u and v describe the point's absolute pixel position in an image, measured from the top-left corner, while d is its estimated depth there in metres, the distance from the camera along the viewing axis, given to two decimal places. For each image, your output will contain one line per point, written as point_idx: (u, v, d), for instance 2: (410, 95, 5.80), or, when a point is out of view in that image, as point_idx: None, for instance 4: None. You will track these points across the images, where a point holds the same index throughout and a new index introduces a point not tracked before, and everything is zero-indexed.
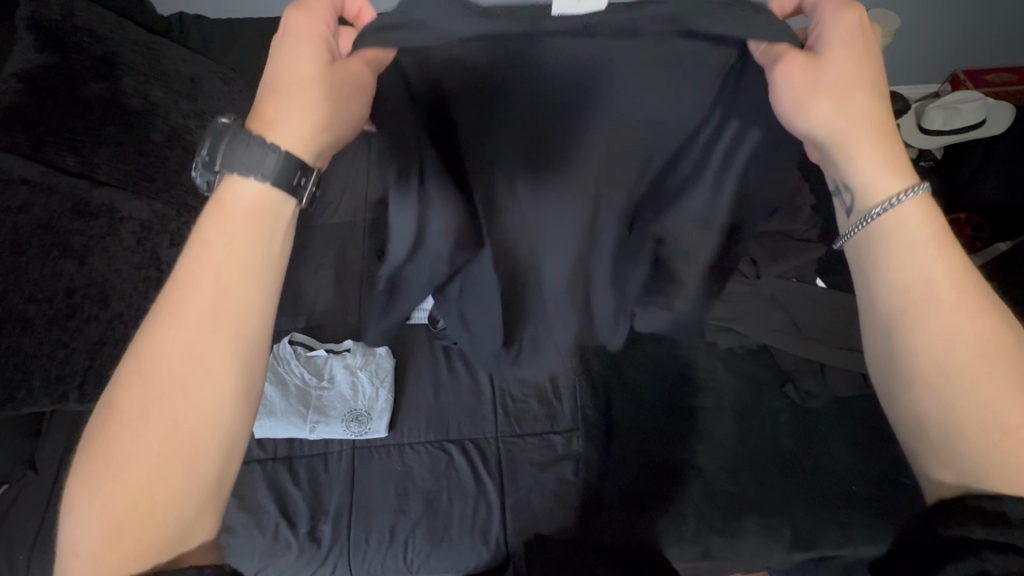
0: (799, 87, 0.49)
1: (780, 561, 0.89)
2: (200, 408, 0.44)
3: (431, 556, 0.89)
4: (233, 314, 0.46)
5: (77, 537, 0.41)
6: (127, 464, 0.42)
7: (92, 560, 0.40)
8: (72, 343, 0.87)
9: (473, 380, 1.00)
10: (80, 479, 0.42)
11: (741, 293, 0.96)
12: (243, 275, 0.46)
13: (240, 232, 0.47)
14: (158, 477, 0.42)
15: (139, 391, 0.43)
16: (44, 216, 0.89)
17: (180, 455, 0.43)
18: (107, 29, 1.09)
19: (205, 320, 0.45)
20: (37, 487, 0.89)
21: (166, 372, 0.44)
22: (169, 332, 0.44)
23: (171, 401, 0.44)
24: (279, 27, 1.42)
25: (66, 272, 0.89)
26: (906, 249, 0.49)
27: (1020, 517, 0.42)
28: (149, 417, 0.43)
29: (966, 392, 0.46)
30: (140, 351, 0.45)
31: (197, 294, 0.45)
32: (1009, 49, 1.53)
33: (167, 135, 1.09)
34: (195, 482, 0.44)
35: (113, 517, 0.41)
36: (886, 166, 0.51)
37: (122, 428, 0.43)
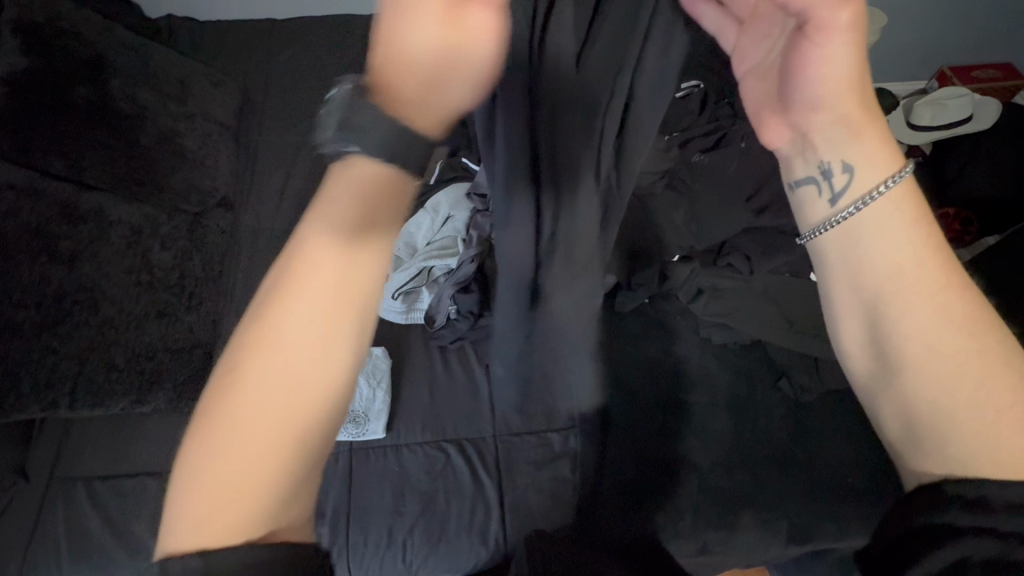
0: (839, 61, 0.45)
1: (777, 553, 0.90)
2: (308, 406, 0.40)
3: (430, 556, 0.88)
4: (356, 291, 0.41)
5: (186, 505, 0.39)
6: (236, 441, 0.39)
7: (202, 527, 0.39)
8: (61, 349, 0.86)
9: (469, 380, 1.00)
10: (192, 447, 0.39)
11: (733, 289, 0.96)
12: (371, 250, 0.40)
13: (362, 198, 0.39)
14: (267, 464, 0.39)
15: (258, 364, 0.39)
16: (32, 221, 0.88)
17: (291, 437, 0.40)
18: (94, 33, 1.08)
19: (328, 294, 0.40)
20: (29, 495, 0.88)
21: (286, 346, 0.40)
22: (291, 302, 0.40)
23: (276, 397, 0.39)
24: (268, 28, 1.41)
25: (55, 278, 0.88)
26: (894, 242, 0.49)
27: (1000, 501, 0.45)
28: (252, 412, 0.39)
29: (954, 381, 0.48)
30: (257, 324, 0.40)
31: (323, 271, 0.40)
32: (992, 46, 1.55)
33: (157, 137, 1.08)
34: (302, 463, 0.41)
35: (224, 491, 0.39)
36: (878, 154, 0.50)
37: (236, 400, 0.39)
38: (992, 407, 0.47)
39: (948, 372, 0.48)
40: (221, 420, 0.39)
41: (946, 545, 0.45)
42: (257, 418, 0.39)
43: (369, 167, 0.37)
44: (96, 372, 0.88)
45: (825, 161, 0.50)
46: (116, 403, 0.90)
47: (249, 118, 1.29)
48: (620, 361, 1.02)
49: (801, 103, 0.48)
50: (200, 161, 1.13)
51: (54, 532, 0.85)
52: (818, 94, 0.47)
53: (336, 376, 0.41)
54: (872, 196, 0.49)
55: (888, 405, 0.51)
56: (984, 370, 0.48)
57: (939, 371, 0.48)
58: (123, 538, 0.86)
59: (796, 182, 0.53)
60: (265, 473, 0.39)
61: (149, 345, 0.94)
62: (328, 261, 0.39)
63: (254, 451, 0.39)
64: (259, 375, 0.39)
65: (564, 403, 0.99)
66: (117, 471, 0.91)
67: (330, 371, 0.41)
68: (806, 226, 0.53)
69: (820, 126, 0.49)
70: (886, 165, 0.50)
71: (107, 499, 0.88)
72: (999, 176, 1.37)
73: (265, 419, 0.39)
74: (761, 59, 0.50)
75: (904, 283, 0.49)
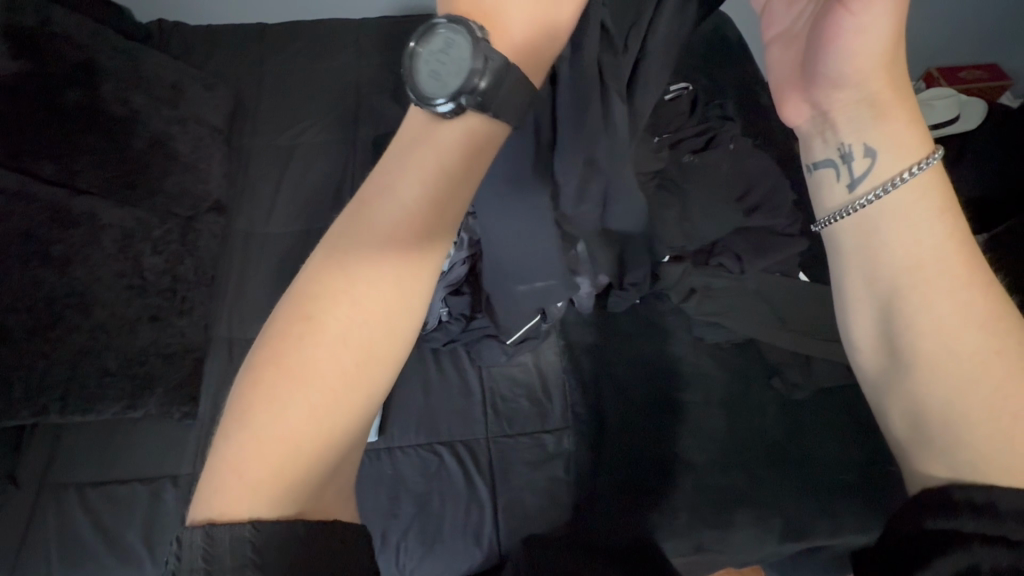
0: (866, 36, 0.48)
1: (771, 551, 0.91)
2: (373, 368, 0.43)
3: (425, 558, 0.88)
4: (426, 249, 0.44)
5: (243, 449, 0.40)
6: (307, 385, 0.41)
7: (255, 477, 0.40)
8: (53, 353, 0.86)
9: (463, 382, 1.00)
10: (257, 391, 0.41)
11: (726, 288, 0.97)
12: (444, 212, 0.45)
13: (448, 162, 0.44)
14: (330, 412, 0.42)
15: (333, 311, 0.42)
16: (22, 225, 0.88)
17: (357, 387, 0.42)
18: (86, 36, 1.08)
19: (402, 249, 0.43)
20: (18, 502, 0.87)
21: (361, 295, 0.43)
22: (368, 253, 0.43)
23: (344, 355, 0.42)
24: (260, 32, 1.41)
25: (47, 282, 0.87)
26: (917, 235, 0.49)
27: (1010, 509, 0.44)
28: (325, 356, 0.42)
29: (974, 382, 0.47)
30: (331, 273, 0.43)
31: (398, 227, 0.43)
32: (977, 47, 1.57)
33: (149, 141, 1.08)
34: (360, 417, 0.43)
35: (287, 436, 0.41)
36: (904, 138, 0.51)
37: (309, 345, 0.42)
38: (1012, 412, 0.46)
39: (967, 372, 0.48)
40: (291, 374, 0.41)
41: (953, 551, 0.44)
42: (326, 373, 0.42)
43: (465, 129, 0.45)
44: (88, 376, 0.88)
45: (846, 144, 0.53)
46: (108, 408, 0.89)
47: (241, 121, 1.29)
48: (614, 361, 1.02)
49: (825, 80, 0.52)
50: (193, 164, 1.12)
51: (44, 538, 0.85)
52: (846, 66, 0.50)
53: (400, 343, 0.45)
54: (894, 182, 0.50)
55: (903, 402, 0.51)
56: (1005, 373, 0.47)
57: (953, 372, 0.48)
58: (114, 544, 0.85)
59: (817, 164, 0.56)
60: (330, 431, 0.42)
61: (141, 349, 0.93)
62: (396, 225, 0.43)
63: (321, 407, 0.41)
64: (331, 331, 0.42)
65: (558, 403, 0.99)
66: (108, 476, 0.90)
67: (398, 326, 0.44)
68: (825, 210, 0.55)
69: (841, 106, 0.53)
70: (913, 152, 0.51)
71: (98, 505, 0.88)
72: (987, 175, 1.39)
73: (335, 374, 0.42)
74: (789, 26, 0.55)
75: (925, 277, 0.49)
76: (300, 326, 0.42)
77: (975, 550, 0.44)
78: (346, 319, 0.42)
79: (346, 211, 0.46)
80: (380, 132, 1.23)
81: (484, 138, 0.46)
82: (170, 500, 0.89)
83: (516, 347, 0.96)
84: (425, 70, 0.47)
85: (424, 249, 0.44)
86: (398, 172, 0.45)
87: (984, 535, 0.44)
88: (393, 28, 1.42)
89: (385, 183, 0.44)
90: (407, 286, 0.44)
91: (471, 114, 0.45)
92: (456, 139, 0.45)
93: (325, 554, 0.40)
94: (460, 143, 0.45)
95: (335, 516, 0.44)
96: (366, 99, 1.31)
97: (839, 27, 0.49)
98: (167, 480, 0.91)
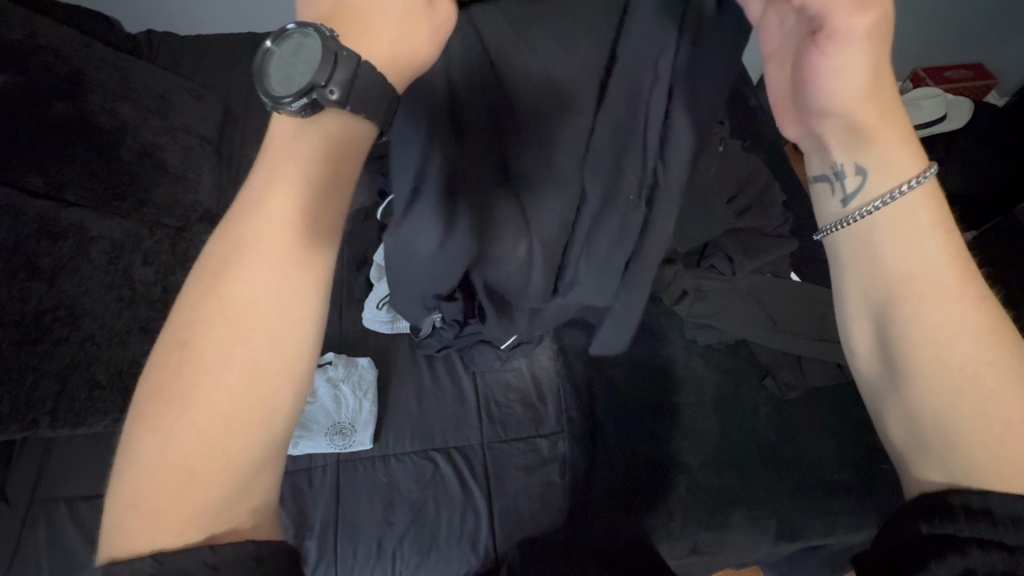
0: (845, 77, 0.46)
1: (767, 552, 0.91)
2: (248, 394, 0.42)
3: (420, 566, 0.88)
4: (289, 264, 0.43)
5: (135, 482, 0.41)
6: (183, 414, 0.41)
7: (148, 508, 0.40)
8: (42, 366, 0.85)
9: (457, 388, 1.00)
10: (140, 425, 0.41)
11: (718, 290, 0.97)
12: (300, 222, 0.43)
13: (296, 169, 0.43)
14: (211, 436, 0.41)
15: (199, 338, 0.42)
16: (9, 238, 0.87)
17: (233, 410, 0.41)
18: (73, 48, 1.08)
19: (260, 267, 0.42)
20: (6, 519, 0.86)
21: (224, 317, 0.42)
22: (227, 277, 0.42)
23: (221, 383, 0.41)
24: (250, 41, 1.41)
25: (34, 295, 0.86)
26: (911, 245, 0.50)
27: (1005, 513, 0.44)
28: (196, 385, 0.41)
29: (970, 392, 0.48)
30: (199, 299, 0.42)
31: (254, 245, 0.42)
32: (961, 48, 1.60)
33: (138, 152, 1.08)
34: (248, 439, 0.42)
35: (171, 465, 0.41)
36: (893, 159, 0.51)
37: (181, 375, 0.41)
38: (1005, 421, 0.47)
39: (963, 382, 0.48)
40: (165, 408, 0.41)
41: (947, 555, 0.44)
42: (196, 405, 0.41)
43: (336, 124, 0.44)
44: (77, 390, 0.87)
45: (838, 162, 0.53)
46: (100, 420, 0.89)
47: (232, 131, 1.29)
48: (606, 364, 1.02)
49: (809, 114, 0.51)
50: (183, 174, 1.12)
51: (35, 554, 0.84)
52: (829, 103, 0.48)
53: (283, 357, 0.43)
54: (889, 197, 0.50)
55: (900, 410, 0.51)
56: (999, 383, 0.48)
57: (950, 380, 0.49)
58: None
59: (813, 178, 0.56)
60: (209, 461, 0.41)
61: (132, 361, 0.92)
62: (270, 246, 0.42)
63: (196, 438, 0.41)
64: (202, 361, 0.41)
65: (552, 408, 0.99)
66: (100, 490, 0.89)
67: (270, 343, 0.42)
68: (823, 222, 0.56)
69: (830, 132, 0.52)
70: (906, 168, 0.51)
71: (90, 518, 0.87)
72: (975, 173, 1.40)
73: (209, 400, 0.41)
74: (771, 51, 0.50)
75: (920, 286, 0.50)
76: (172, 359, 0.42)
77: (973, 554, 0.43)
78: (213, 348, 0.42)
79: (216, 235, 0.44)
80: None
81: (351, 137, 0.45)
82: None
83: (511, 352, 0.96)
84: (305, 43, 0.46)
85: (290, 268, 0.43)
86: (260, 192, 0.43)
87: (980, 539, 0.43)
88: None
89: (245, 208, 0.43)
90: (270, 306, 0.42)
91: (328, 118, 0.44)
92: (321, 143, 0.44)
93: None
94: (318, 150, 0.44)
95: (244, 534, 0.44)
96: None
97: (819, 72, 0.46)
98: None
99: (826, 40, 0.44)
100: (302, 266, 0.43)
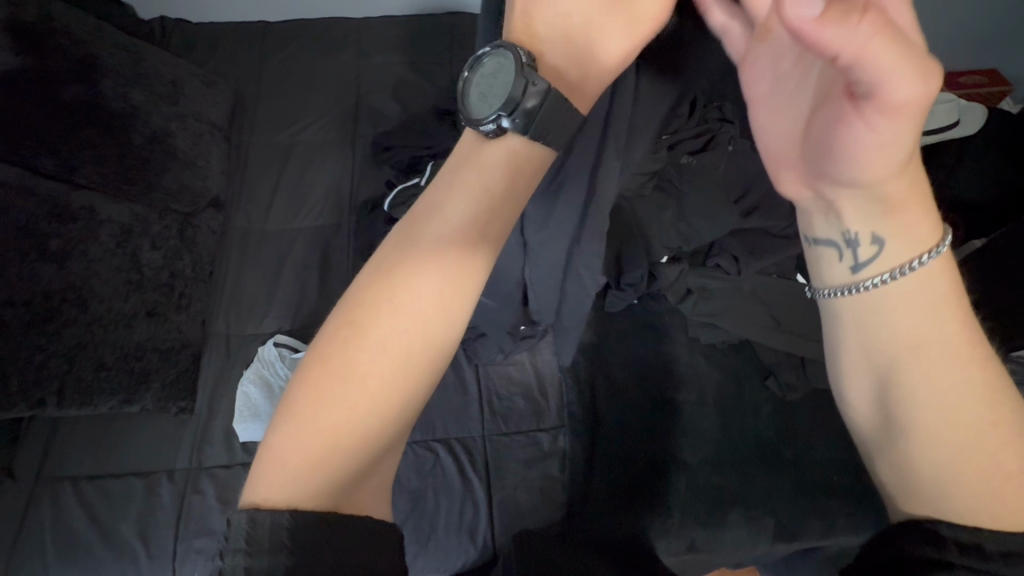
0: (885, 147, 0.39)
1: (764, 551, 0.91)
2: (414, 370, 0.45)
3: (418, 555, 0.89)
4: (467, 251, 0.47)
5: (288, 441, 0.42)
6: (353, 376, 0.43)
7: (297, 466, 0.42)
8: (50, 347, 0.86)
9: (459, 380, 1.00)
10: (305, 382, 0.44)
11: (721, 289, 0.98)
12: (489, 217, 0.49)
13: (497, 178, 0.50)
14: (371, 404, 0.43)
15: (381, 308, 0.45)
16: (21, 219, 0.88)
17: (402, 379, 0.44)
18: (85, 32, 1.09)
19: (443, 250, 0.47)
20: (15, 495, 0.88)
21: (402, 293, 0.46)
22: (411, 258, 0.47)
23: (388, 355, 0.44)
24: (261, 30, 1.42)
25: (44, 277, 0.88)
26: (914, 308, 0.48)
27: (993, 548, 0.46)
28: (371, 351, 0.44)
29: (966, 451, 0.48)
30: (383, 276, 0.47)
31: (441, 233, 0.48)
32: (977, 51, 1.58)
33: (149, 137, 1.08)
34: (400, 415, 0.45)
35: (329, 426, 0.42)
36: (907, 233, 0.48)
37: (358, 342, 0.44)
38: (996, 478, 0.48)
39: (964, 438, 0.48)
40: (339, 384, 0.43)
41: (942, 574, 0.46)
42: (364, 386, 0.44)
43: (516, 146, 0.51)
44: (84, 370, 0.88)
45: (851, 230, 0.49)
46: (106, 402, 0.89)
47: (241, 118, 1.30)
48: (609, 361, 1.02)
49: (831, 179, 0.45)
50: (193, 160, 1.12)
51: (39, 531, 0.85)
52: (858, 175, 0.43)
53: (447, 342, 0.47)
54: (900, 271, 0.48)
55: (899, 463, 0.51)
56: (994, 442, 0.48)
57: (950, 439, 0.48)
58: (109, 539, 0.85)
59: (816, 240, 0.52)
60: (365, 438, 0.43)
61: (138, 344, 0.93)
62: (456, 232, 0.48)
63: (359, 415, 0.43)
64: (376, 331, 0.45)
65: (553, 402, 1.00)
66: (104, 471, 0.90)
67: (440, 323, 0.46)
68: (821, 285, 0.53)
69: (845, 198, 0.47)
70: (922, 240, 0.48)
71: (93, 498, 0.88)
72: (986, 180, 1.40)
73: (379, 370, 0.44)
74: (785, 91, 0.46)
75: (926, 348, 0.48)
76: (344, 340, 0.44)
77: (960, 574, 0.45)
78: (387, 325, 0.45)
79: (391, 234, 0.49)
80: (379, 132, 1.24)
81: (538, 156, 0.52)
82: (164, 494, 0.89)
83: (514, 344, 0.98)
84: (475, 92, 0.52)
85: (463, 257, 0.47)
86: (446, 200, 0.49)
87: (972, 567, 0.46)
88: (394, 29, 1.43)
89: (431, 208, 0.49)
90: (446, 306, 0.46)
91: (513, 139, 0.51)
92: (501, 156, 0.50)
93: (326, 546, 0.40)
94: (512, 152, 0.51)
95: (368, 513, 0.45)
96: (366, 98, 1.32)
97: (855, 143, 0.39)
98: (162, 474, 0.91)
99: (872, 111, 0.37)
100: (470, 261, 0.47)
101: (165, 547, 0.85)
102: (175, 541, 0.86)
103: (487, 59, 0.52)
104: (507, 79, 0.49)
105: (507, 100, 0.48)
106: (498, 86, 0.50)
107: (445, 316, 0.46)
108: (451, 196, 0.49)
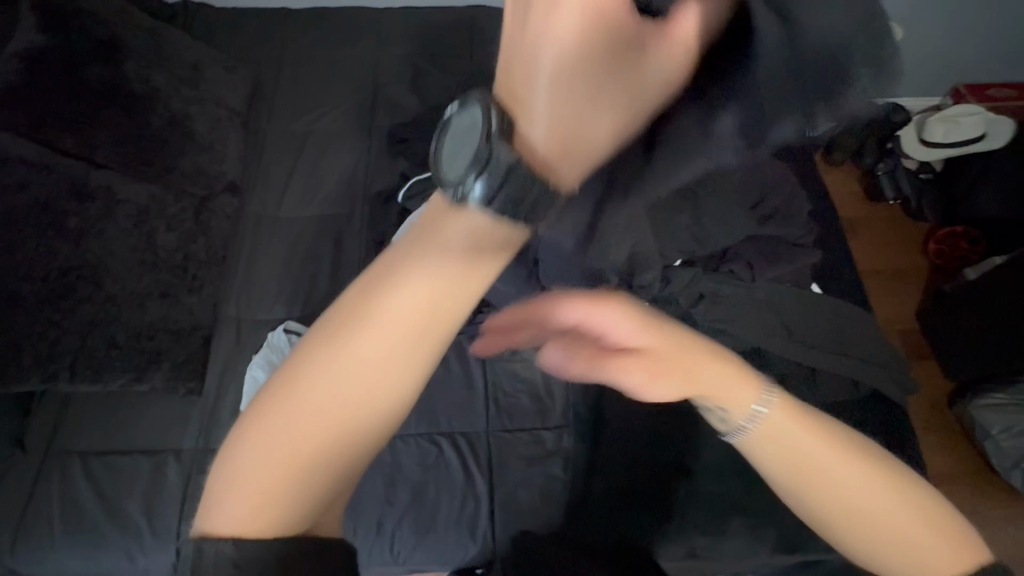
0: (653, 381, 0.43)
1: (765, 563, 0.89)
2: (356, 439, 0.35)
3: (417, 547, 0.89)
4: (430, 307, 0.34)
5: (222, 483, 0.37)
6: (281, 441, 0.35)
7: (238, 515, 0.37)
8: (64, 322, 0.87)
9: (466, 375, 1.00)
10: (235, 438, 0.36)
11: (737, 295, 0.97)
12: (474, 251, 0.34)
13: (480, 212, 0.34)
14: (304, 473, 0.36)
15: (317, 367, 0.34)
16: (42, 195, 0.90)
17: (338, 449, 0.36)
18: (111, 14, 1.10)
19: (396, 310, 0.34)
20: (25, 466, 0.89)
21: (341, 357, 0.34)
22: (359, 307, 0.34)
23: (325, 427, 0.35)
24: (284, 17, 1.42)
25: (62, 253, 0.89)
26: (785, 449, 0.46)
27: None
28: (305, 414, 0.35)
29: (892, 533, 0.47)
30: (323, 330, 0.35)
31: (396, 277, 0.34)
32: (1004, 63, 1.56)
33: (168, 120, 1.09)
34: (339, 481, 0.37)
35: (260, 487, 0.36)
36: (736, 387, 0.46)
37: (290, 404, 0.35)
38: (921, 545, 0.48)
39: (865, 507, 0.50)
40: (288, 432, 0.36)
41: None
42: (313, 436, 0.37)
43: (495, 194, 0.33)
44: (96, 347, 0.89)
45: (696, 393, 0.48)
46: (116, 379, 0.90)
47: (260, 104, 1.30)
48: None
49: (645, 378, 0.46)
50: (210, 144, 1.13)
51: (47, 504, 0.87)
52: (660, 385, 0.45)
53: (405, 406, 0.36)
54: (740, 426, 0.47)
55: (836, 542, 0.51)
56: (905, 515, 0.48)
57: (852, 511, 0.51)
58: (114, 515, 0.86)
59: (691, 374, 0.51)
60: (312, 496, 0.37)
61: (150, 324, 0.94)
62: (421, 278, 0.34)
63: (291, 490, 0.36)
64: (309, 391, 0.35)
65: (558, 403, 0.99)
66: (111, 447, 0.92)
67: (389, 395, 0.35)
68: None
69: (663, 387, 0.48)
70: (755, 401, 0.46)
71: (101, 474, 0.89)
72: (1008, 196, 1.41)
73: (310, 437, 0.35)
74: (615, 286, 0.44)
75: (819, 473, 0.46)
76: (284, 391, 0.35)
77: None
78: (329, 388, 0.34)
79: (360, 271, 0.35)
80: (397, 124, 1.24)
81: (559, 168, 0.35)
82: (170, 474, 0.90)
83: None
84: (448, 153, 0.37)
85: (434, 306, 0.34)
86: (437, 220, 0.34)
87: None
88: (416, 20, 1.43)
89: (398, 246, 0.35)
90: (401, 370, 0.34)
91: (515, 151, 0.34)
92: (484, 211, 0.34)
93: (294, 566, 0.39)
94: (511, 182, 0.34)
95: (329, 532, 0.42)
96: (383, 89, 1.32)
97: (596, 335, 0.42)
98: (168, 454, 0.92)
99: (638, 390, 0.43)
100: (440, 315, 0.34)
101: (169, 525, 0.86)
102: (179, 519, 0.87)
103: (458, 114, 0.36)
104: (472, 141, 0.35)
105: (476, 157, 0.33)
106: (460, 146, 0.36)
107: (400, 378, 0.34)
108: (443, 215, 0.34)
